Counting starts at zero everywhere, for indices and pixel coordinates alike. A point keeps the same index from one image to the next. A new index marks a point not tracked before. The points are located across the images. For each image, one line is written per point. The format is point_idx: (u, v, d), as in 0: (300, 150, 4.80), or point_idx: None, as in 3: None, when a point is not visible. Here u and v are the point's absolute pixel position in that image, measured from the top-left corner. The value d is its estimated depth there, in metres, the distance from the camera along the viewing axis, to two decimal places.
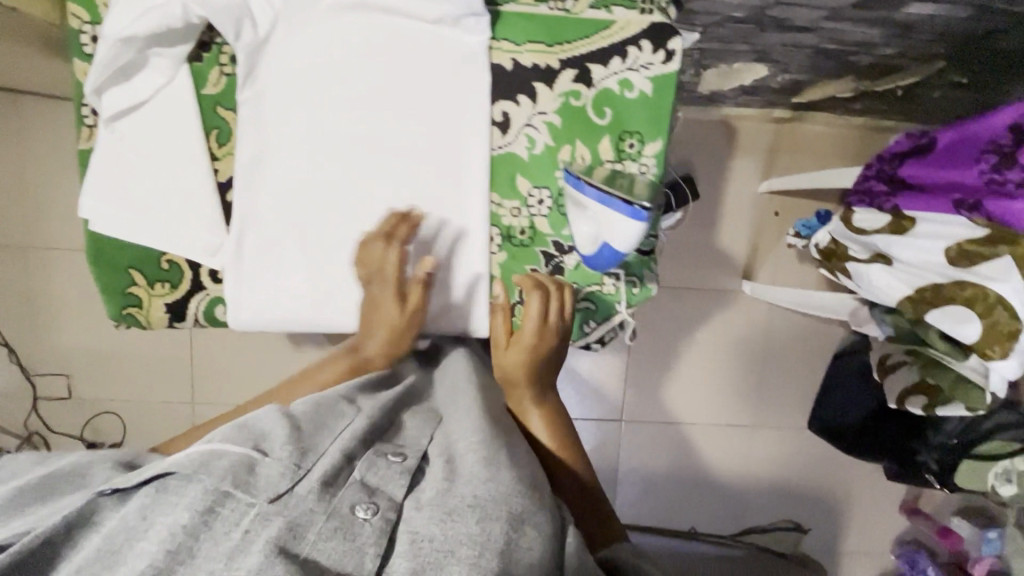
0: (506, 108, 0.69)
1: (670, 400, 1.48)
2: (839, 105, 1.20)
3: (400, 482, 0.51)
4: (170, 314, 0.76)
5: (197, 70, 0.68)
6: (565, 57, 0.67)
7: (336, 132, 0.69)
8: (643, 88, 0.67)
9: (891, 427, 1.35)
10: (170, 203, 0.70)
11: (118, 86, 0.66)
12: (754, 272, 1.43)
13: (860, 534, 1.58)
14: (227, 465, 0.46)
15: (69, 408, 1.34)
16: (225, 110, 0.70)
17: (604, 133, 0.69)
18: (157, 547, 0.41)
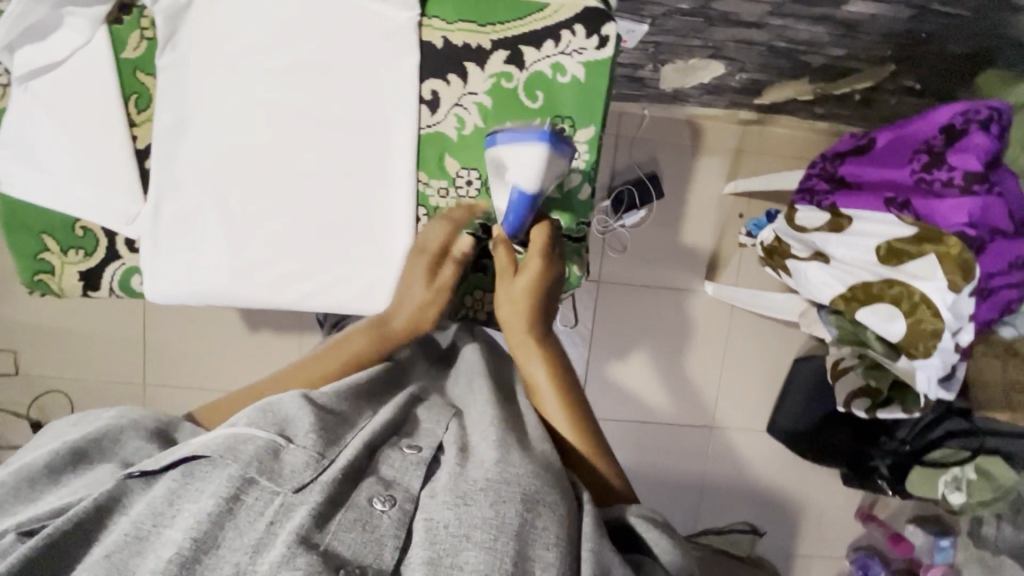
0: (436, 87, 0.64)
1: (631, 398, 1.47)
2: (802, 108, 1.21)
3: (416, 473, 0.51)
4: (84, 283, 0.71)
5: (115, 32, 0.64)
6: (497, 37, 0.63)
7: (258, 101, 0.64)
8: (576, 72, 0.63)
9: (843, 434, 1.36)
10: (84, 166, 0.66)
11: (30, 45, 0.63)
12: (717, 273, 1.44)
13: (815, 536, 1.60)
14: (253, 451, 0.47)
15: (14, 386, 1.30)
16: (144, 75, 0.65)
17: (536, 117, 0.64)
18: (183, 535, 0.43)
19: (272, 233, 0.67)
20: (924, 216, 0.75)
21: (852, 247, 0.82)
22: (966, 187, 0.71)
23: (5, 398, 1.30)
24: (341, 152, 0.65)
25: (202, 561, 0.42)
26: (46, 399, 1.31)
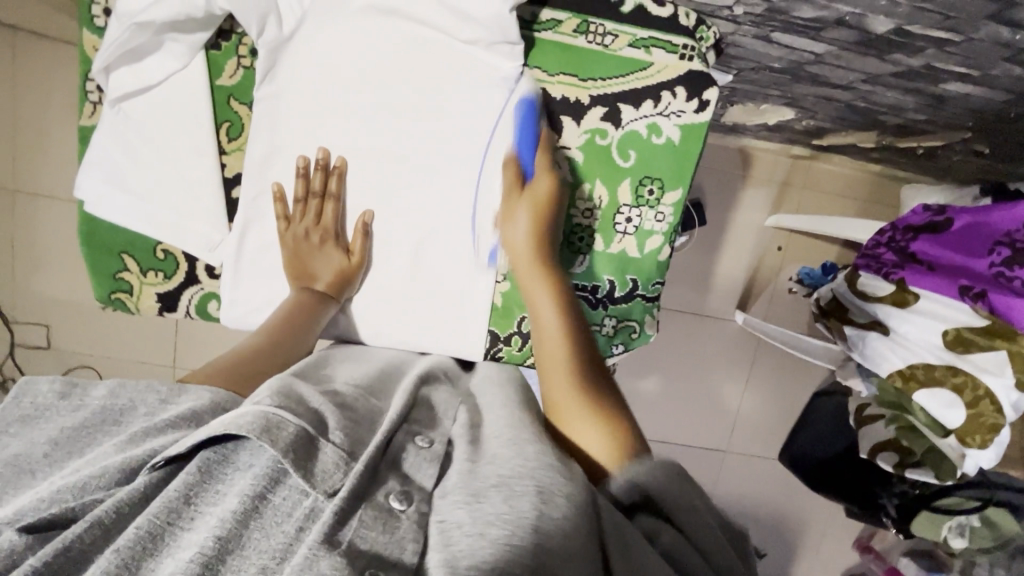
0: (530, 138, 0.76)
1: (649, 417, 1.50)
2: (857, 151, 1.20)
3: (429, 471, 0.47)
4: (161, 304, 0.82)
5: (213, 58, 0.75)
6: (597, 92, 0.75)
7: (365, 139, 0.76)
8: (671, 134, 0.76)
9: (857, 473, 1.36)
10: (174, 193, 0.77)
11: (129, 66, 0.72)
12: (749, 304, 1.43)
13: (812, 562, 1.64)
14: (290, 436, 0.42)
15: (47, 358, 1.32)
16: (238, 103, 0.77)
17: (625, 176, 0.77)
18: (205, 535, 0.37)
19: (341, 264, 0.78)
20: (1000, 311, 0.78)
21: (918, 326, 0.87)
22: None
23: (37, 370, 1.33)
24: (420, 188, 0.78)
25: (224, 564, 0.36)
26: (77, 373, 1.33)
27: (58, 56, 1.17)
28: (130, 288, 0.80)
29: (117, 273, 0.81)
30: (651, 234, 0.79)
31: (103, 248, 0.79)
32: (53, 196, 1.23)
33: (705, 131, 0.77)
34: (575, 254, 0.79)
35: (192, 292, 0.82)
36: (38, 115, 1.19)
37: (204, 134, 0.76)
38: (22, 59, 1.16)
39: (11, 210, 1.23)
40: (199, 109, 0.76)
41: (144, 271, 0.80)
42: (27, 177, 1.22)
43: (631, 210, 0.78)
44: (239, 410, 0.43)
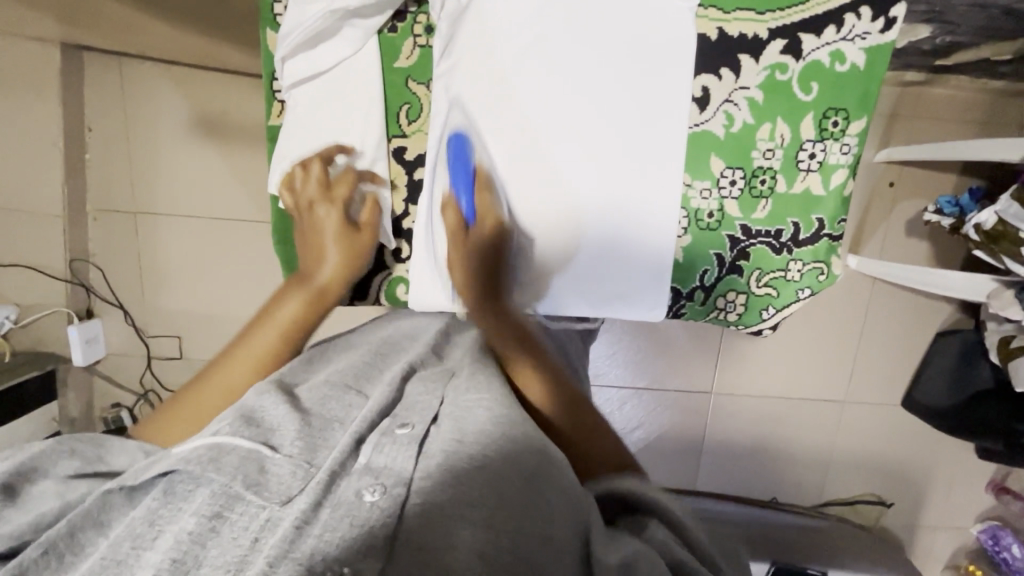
0: (707, 83, 0.73)
1: (761, 373, 1.47)
2: (984, 67, 1.12)
3: (409, 453, 0.52)
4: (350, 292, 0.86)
5: (388, 39, 0.78)
6: (775, 25, 0.71)
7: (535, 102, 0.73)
8: (856, 59, 0.72)
9: (995, 410, 1.31)
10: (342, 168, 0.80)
11: (302, 55, 0.76)
12: (860, 245, 1.38)
13: (943, 508, 1.58)
14: (238, 460, 0.49)
15: (180, 367, 1.40)
16: (416, 83, 0.80)
17: (808, 110, 0.74)
18: (163, 556, 0.43)
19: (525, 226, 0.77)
20: None
21: None
22: None
23: (174, 379, 1.41)
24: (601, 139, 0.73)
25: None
26: None
27: (166, 77, 1.23)
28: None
29: None
30: (838, 169, 0.76)
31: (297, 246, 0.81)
32: (172, 212, 1.30)
33: (891, 50, 0.73)
34: (757, 199, 0.77)
35: (381, 278, 0.86)
36: (150, 136, 1.26)
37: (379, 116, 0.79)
38: (130, 84, 1.23)
39: (137, 231, 1.31)
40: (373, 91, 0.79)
41: None
42: (147, 196, 1.29)
43: (815, 145, 0.75)
44: (190, 447, 0.50)
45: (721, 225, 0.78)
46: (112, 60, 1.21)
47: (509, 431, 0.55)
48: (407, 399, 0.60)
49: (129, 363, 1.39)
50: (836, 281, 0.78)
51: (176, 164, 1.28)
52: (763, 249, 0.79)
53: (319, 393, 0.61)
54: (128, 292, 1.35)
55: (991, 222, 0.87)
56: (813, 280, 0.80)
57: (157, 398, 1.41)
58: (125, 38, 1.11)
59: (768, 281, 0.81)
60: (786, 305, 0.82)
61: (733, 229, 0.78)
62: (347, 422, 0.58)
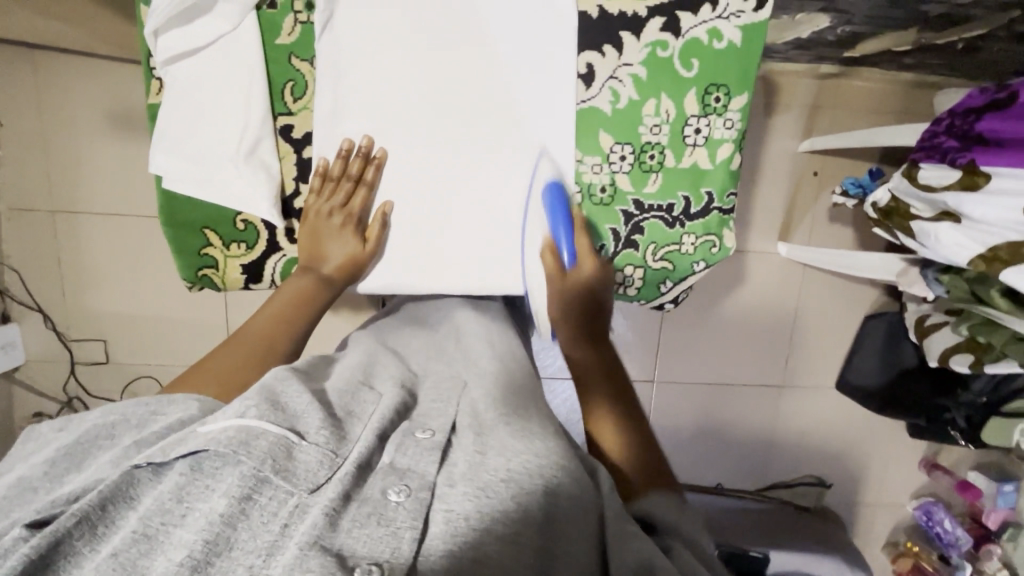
0: (590, 60, 0.71)
1: (701, 361, 1.50)
2: (891, 59, 1.17)
3: (431, 458, 0.50)
4: (246, 276, 0.76)
5: (268, 17, 0.68)
6: (653, 3, 0.70)
7: (410, 85, 0.70)
8: (733, 37, 0.71)
9: (922, 386, 1.40)
10: (212, 148, 0.68)
11: (178, 28, 0.66)
12: (789, 233, 1.42)
13: (880, 488, 1.63)
14: (267, 445, 0.45)
15: (107, 372, 1.35)
16: (300, 61, 0.70)
17: (690, 86, 0.73)
18: (195, 537, 0.40)
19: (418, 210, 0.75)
20: None
21: (994, 208, 0.77)
22: None
23: (99, 385, 1.36)
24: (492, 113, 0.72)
25: (214, 565, 0.39)
26: (139, 384, 1.37)
27: (82, 70, 1.19)
28: (214, 263, 0.74)
29: (200, 249, 0.75)
30: (723, 143, 0.75)
31: (187, 225, 0.73)
32: (92, 210, 1.26)
33: (767, 29, 0.72)
34: (646, 173, 0.76)
35: (275, 259, 0.75)
36: (67, 131, 1.21)
37: (261, 94, 0.69)
38: (43, 77, 1.18)
39: (56, 230, 1.26)
40: (252, 68, 0.68)
41: (227, 242, 0.74)
42: (66, 194, 1.24)
43: (700, 121, 0.74)
44: (216, 427, 0.46)
45: (613, 200, 0.76)
46: (21, 52, 1.17)
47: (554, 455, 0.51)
48: (420, 409, 0.58)
49: (52, 369, 1.33)
50: (728, 255, 0.77)
51: (93, 161, 1.24)
52: (657, 223, 0.78)
53: (340, 386, 0.59)
54: (49, 295, 1.29)
55: (886, 199, 0.94)
56: (707, 254, 0.79)
57: (82, 405, 1.36)
58: (31, 27, 1.07)
59: (662, 255, 0.79)
60: (684, 278, 0.81)
61: (626, 206, 0.77)
62: (365, 416, 0.55)
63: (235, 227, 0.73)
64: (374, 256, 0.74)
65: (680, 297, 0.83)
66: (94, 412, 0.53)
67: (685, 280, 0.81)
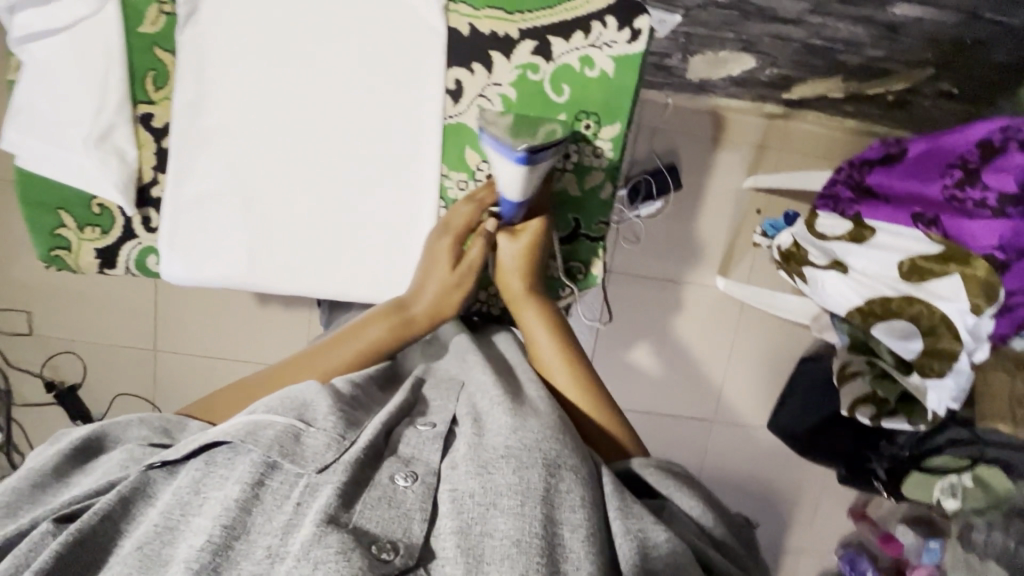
0: (459, 76, 0.70)
1: (633, 389, 1.48)
2: (831, 105, 1.18)
3: (434, 447, 0.54)
4: (100, 260, 0.75)
5: (131, 4, 0.67)
6: (525, 26, 0.69)
7: (283, 86, 0.69)
8: (605, 66, 0.69)
9: (846, 436, 1.37)
10: (69, 131, 0.68)
11: (33, 9, 0.65)
12: (728, 268, 1.42)
13: (807, 533, 1.61)
14: (273, 436, 0.51)
15: (30, 344, 1.34)
16: (163, 51, 0.69)
17: (561, 111, 0.71)
18: (214, 522, 0.46)
19: (274, 211, 0.72)
20: (952, 235, 0.77)
21: (874, 260, 0.84)
22: (998, 209, 0.72)
23: (19, 356, 1.34)
24: (362, 118, 0.71)
25: (234, 547, 0.45)
26: (60, 359, 1.36)
27: None
28: (68, 244, 0.73)
29: (56, 230, 0.73)
30: (592, 171, 0.73)
31: (43, 204, 0.72)
32: None
33: (641, 63, 0.70)
34: None
35: (129, 246, 0.74)
36: None
37: (121, 81, 0.68)
38: None
39: None
40: (111, 53, 0.67)
41: (81, 225, 0.72)
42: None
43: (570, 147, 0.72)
44: (232, 423, 0.52)
45: None
46: None
47: (551, 432, 0.54)
48: (425, 404, 0.61)
49: None
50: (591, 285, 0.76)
51: None
52: None
53: (349, 378, 0.61)
54: None
55: (787, 243, 0.97)
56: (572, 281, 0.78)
57: (1, 375, 1.34)
58: None
59: None
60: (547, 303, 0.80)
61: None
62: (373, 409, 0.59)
63: (92, 211, 0.72)
64: (460, 294, 0.69)
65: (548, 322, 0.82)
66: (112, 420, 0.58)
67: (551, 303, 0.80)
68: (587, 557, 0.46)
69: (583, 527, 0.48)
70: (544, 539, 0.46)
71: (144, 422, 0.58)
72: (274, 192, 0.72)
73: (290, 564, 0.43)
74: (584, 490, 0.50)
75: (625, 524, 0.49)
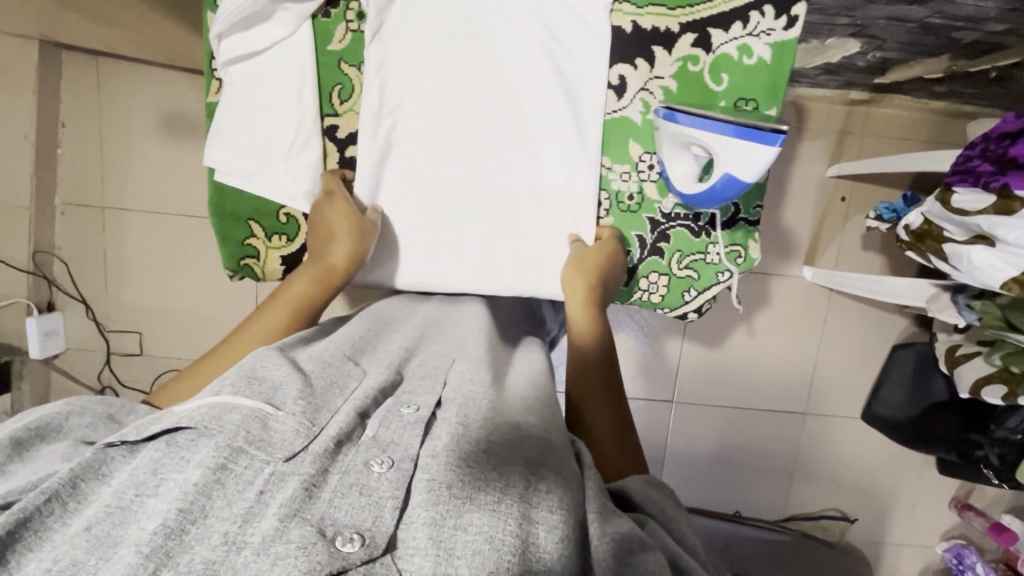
0: (623, 72, 0.78)
1: (723, 384, 1.48)
2: (923, 86, 1.17)
3: (414, 433, 0.47)
4: (284, 267, 0.83)
5: (321, 24, 0.76)
6: (685, 20, 0.76)
7: (463, 90, 0.77)
8: (762, 53, 0.75)
9: (952, 419, 1.35)
10: (258, 146, 0.76)
11: (239, 33, 0.73)
12: (815, 257, 1.41)
13: (907, 526, 1.56)
14: (240, 418, 0.43)
15: (140, 363, 1.40)
16: (348, 66, 0.77)
17: (720, 98, 0.77)
18: (168, 505, 0.37)
19: (451, 205, 0.80)
20: None
21: None
22: None
23: (132, 376, 1.40)
24: (520, 118, 0.78)
25: (189, 532, 0.37)
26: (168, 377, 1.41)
27: (140, 77, 1.27)
28: (257, 253, 0.82)
29: (243, 240, 0.82)
30: None
31: (233, 216, 0.81)
32: (139, 207, 1.32)
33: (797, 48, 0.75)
34: None
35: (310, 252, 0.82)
36: (122, 134, 1.29)
37: (313, 96, 0.77)
38: (104, 82, 1.27)
39: (104, 225, 1.33)
40: (307, 71, 0.76)
41: (270, 234, 0.81)
42: (115, 190, 1.31)
43: None
44: (193, 404, 0.44)
45: (641, 207, 0.81)
46: (87, 59, 1.25)
47: (517, 423, 0.51)
48: (406, 384, 0.55)
49: (88, 359, 1.38)
50: (752, 266, 0.82)
51: (143, 162, 1.31)
52: (683, 232, 0.82)
53: (318, 357, 0.55)
54: (91, 287, 1.35)
55: (919, 223, 0.97)
56: (731, 263, 0.83)
57: (114, 395, 1.40)
58: (96, 38, 1.15)
59: (687, 264, 0.83)
60: (706, 288, 0.84)
61: (653, 213, 0.82)
62: (348, 390, 0.52)
63: (279, 221, 0.81)
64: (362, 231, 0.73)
65: (703, 308, 0.85)
66: (54, 404, 0.48)
67: (710, 289, 0.84)
68: (564, 564, 0.41)
69: (564, 536, 0.42)
70: (518, 539, 0.40)
71: (87, 410, 0.48)
72: (454, 192, 0.79)
73: (244, 560, 0.35)
74: (562, 494, 0.45)
75: (602, 530, 0.45)
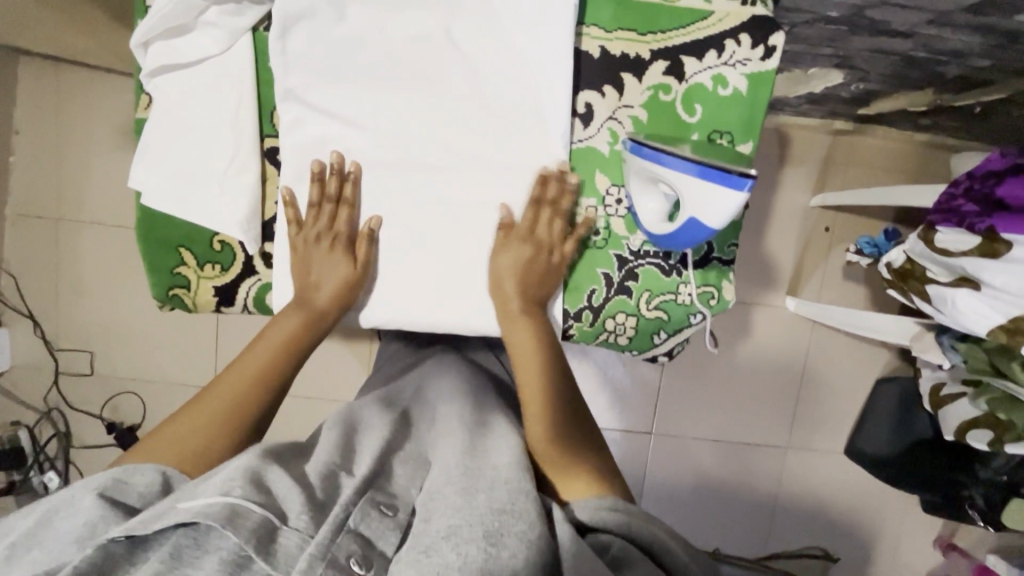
0: (589, 100, 0.74)
1: (703, 417, 1.43)
2: (906, 119, 1.15)
3: (389, 541, 0.46)
4: (218, 298, 0.79)
5: (262, 38, 0.72)
6: (656, 48, 0.72)
7: (422, 113, 0.72)
8: (738, 84, 0.72)
9: (936, 459, 1.30)
10: (196, 169, 0.72)
11: (164, 42, 0.70)
12: (799, 288, 1.38)
13: (891, 565, 1.51)
14: (250, 526, 0.42)
15: (91, 384, 1.32)
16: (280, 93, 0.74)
17: (693, 131, 0.74)
18: None
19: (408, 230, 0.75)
20: None
21: (1017, 274, 0.75)
22: None
23: (80, 397, 1.32)
24: (482, 146, 0.73)
25: None
26: (122, 400, 1.33)
27: (101, 84, 1.22)
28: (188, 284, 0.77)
29: (173, 269, 0.77)
30: None
31: (163, 244, 0.76)
32: (96, 220, 1.26)
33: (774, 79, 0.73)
34: None
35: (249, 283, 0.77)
36: (80, 143, 1.23)
37: (251, 117, 0.72)
38: (63, 88, 1.21)
39: (58, 237, 1.26)
40: (242, 89, 0.71)
41: (201, 264, 0.77)
42: (71, 201, 1.25)
43: None
44: (201, 500, 0.44)
45: (607, 243, 0.77)
46: (45, 65, 1.20)
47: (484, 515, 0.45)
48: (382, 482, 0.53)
49: (35, 379, 1.31)
50: (726, 308, 0.78)
51: (101, 172, 1.25)
52: (653, 269, 0.78)
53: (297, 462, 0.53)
54: (40, 302, 1.28)
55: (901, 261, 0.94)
56: (704, 305, 0.79)
57: (61, 417, 1.32)
58: (52, 42, 1.09)
59: (657, 304, 0.78)
60: (678, 330, 0.80)
61: (621, 249, 0.77)
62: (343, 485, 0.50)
63: (213, 249, 0.76)
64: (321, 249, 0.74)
65: (675, 350, 0.82)
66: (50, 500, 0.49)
67: (681, 331, 0.80)
68: None
69: None
70: None
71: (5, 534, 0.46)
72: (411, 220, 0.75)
73: None
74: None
75: None
